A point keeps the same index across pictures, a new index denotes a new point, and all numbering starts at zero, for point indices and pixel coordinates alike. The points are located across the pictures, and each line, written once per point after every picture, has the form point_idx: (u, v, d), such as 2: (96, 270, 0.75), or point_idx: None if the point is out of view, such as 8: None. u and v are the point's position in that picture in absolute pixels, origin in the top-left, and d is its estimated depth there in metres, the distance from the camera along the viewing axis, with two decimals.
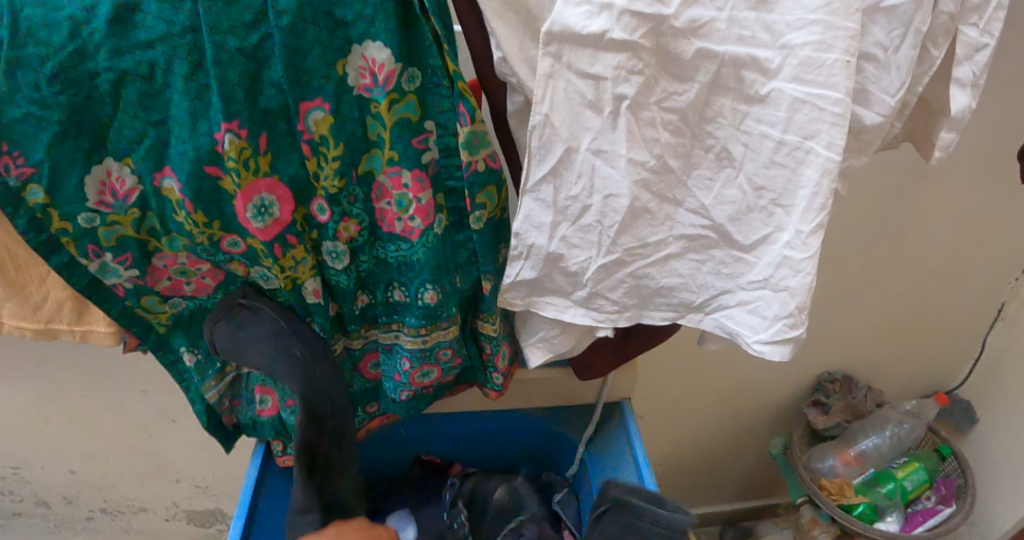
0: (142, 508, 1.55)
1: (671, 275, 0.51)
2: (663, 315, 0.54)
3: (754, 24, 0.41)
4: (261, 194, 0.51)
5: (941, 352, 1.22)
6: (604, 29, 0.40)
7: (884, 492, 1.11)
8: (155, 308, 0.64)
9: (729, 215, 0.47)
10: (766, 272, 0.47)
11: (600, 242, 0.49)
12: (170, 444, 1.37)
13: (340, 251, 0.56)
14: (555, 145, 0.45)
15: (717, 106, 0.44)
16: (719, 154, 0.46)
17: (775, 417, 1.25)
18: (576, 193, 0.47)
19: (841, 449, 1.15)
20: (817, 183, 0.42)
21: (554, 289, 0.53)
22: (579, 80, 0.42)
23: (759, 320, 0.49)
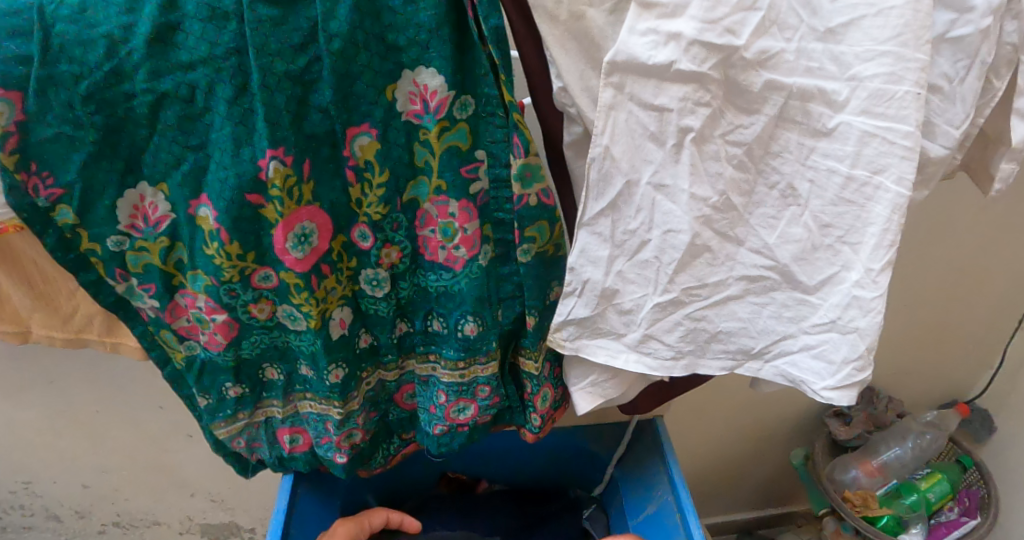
0: (155, 522, 1.54)
1: (730, 319, 0.51)
2: (721, 364, 0.54)
3: (821, 56, 0.41)
4: (303, 222, 0.50)
5: (961, 362, 1.22)
6: (671, 59, 0.39)
7: (907, 504, 1.11)
8: (172, 346, 0.63)
9: (793, 255, 0.47)
10: (833, 313, 0.48)
11: (657, 279, 0.49)
12: (186, 458, 1.37)
13: (381, 278, 0.55)
14: (614, 178, 0.44)
15: (783, 140, 0.44)
16: (784, 192, 0.46)
17: (794, 428, 1.25)
18: (634, 227, 0.46)
19: (864, 460, 1.16)
20: (887, 219, 0.43)
21: (605, 330, 0.52)
22: (643, 112, 0.42)
23: (826, 365, 0.50)
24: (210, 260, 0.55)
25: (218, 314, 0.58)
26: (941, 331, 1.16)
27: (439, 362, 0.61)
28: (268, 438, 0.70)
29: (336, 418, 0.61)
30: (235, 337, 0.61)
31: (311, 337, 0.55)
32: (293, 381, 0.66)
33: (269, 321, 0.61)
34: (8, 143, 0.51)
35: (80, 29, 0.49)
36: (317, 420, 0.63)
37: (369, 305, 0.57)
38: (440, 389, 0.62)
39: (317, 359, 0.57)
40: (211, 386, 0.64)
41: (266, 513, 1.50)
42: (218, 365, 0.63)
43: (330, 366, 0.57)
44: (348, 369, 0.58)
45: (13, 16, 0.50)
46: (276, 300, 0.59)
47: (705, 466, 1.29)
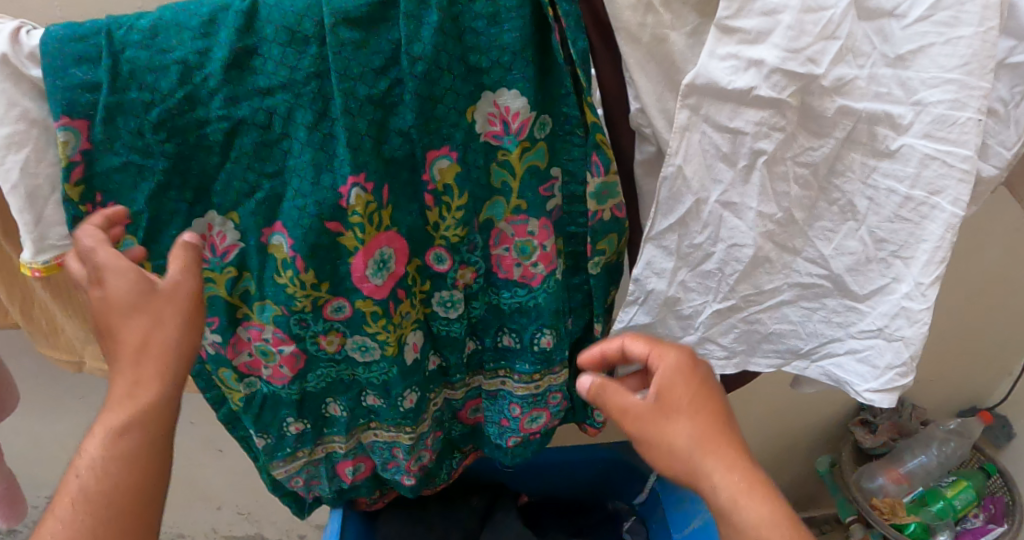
0: (179, 535, 1.55)
1: (782, 321, 0.54)
2: (769, 362, 0.56)
3: (890, 81, 0.43)
4: (382, 248, 0.52)
5: (982, 370, 1.24)
6: (751, 85, 0.41)
7: (934, 512, 1.13)
8: (231, 384, 0.65)
9: (847, 266, 0.49)
10: (880, 321, 0.49)
11: (718, 287, 0.51)
12: (214, 471, 1.38)
13: (455, 300, 0.59)
14: (684, 197, 0.46)
15: (847, 160, 0.46)
16: (844, 207, 0.48)
17: (819, 436, 1.27)
18: (700, 241, 0.49)
19: (889, 468, 1.17)
20: (941, 237, 0.44)
21: (663, 333, 0.55)
22: (716, 133, 0.44)
23: (870, 369, 0.51)
24: (283, 289, 0.56)
25: (285, 345, 0.60)
26: (962, 339, 1.18)
27: (512, 376, 0.66)
28: (328, 469, 0.75)
29: (405, 443, 0.69)
30: (302, 369, 0.63)
31: (386, 366, 0.61)
32: (358, 414, 0.69)
33: (338, 353, 0.62)
34: (72, 175, 0.50)
35: (151, 57, 0.48)
36: (385, 446, 0.72)
37: (441, 326, 0.61)
38: (513, 402, 0.67)
39: (390, 388, 0.63)
40: (271, 423, 0.68)
41: (292, 525, 1.51)
42: (281, 399, 0.66)
43: (404, 392, 0.63)
44: (420, 392, 0.65)
45: (81, 40, 0.48)
46: (346, 332, 0.60)
47: None
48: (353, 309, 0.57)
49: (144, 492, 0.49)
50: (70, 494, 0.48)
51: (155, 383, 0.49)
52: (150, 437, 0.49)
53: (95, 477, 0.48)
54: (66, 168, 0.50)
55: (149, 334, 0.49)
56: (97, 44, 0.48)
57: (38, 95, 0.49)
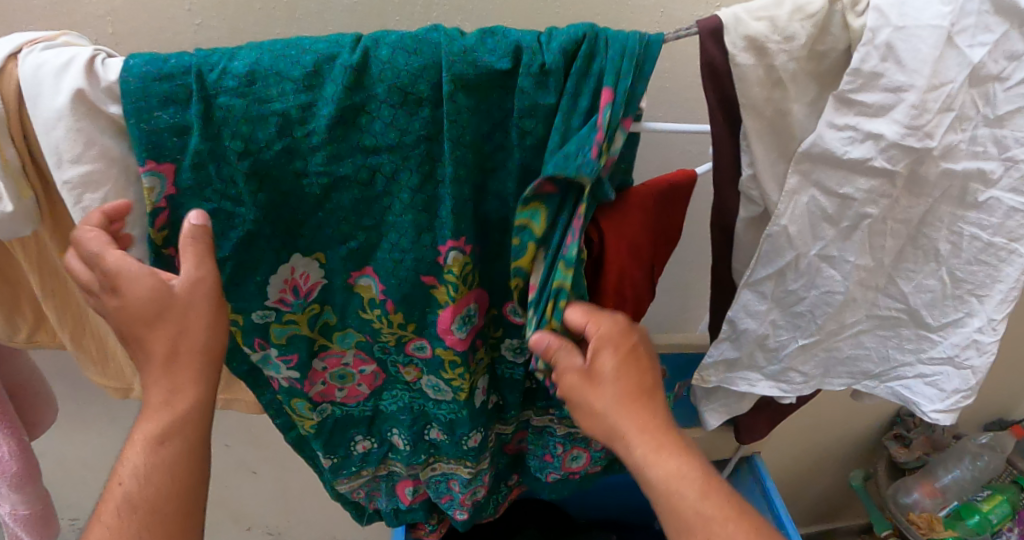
0: None
1: (857, 347, 0.55)
2: (841, 382, 0.57)
3: (987, 141, 0.44)
4: (470, 305, 0.54)
5: (1012, 383, 1.25)
6: (867, 156, 0.42)
7: (969, 526, 1.14)
8: (304, 412, 0.65)
9: (925, 302, 0.51)
10: (950, 350, 0.52)
11: (807, 325, 0.52)
12: (246, 493, 1.37)
13: (523, 346, 0.62)
14: (785, 252, 0.47)
15: (938, 212, 0.47)
16: (926, 251, 0.49)
17: (852, 450, 1.28)
18: (794, 287, 0.50)
19: (924, 482, 1.19)
20: (1016, 278, 0.47)
21: (749, 365, 0.56)
22: (825, 197, 0.45)
23: (937, 392, 0.54)
24: (368, 324, 0.58)
25: (366, 367, 0.62)
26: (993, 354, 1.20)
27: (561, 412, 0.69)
28: (387, 490, 0.77)
29: (463, 476, 0.71)
30: (377, 388, 0.65)
31: (456, 408, 0.62)
32: (419, 449, 0.70)
33: (414, 383, 0.63)
34: (159, 219, 0.49)
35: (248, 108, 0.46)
36: (441, 479, 0.73)
37: (506, 370, 0.64)
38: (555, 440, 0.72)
39: (456, 426, 0.65)
40: (340, 442, 0.69)
41: None
42: (349, 420, 0.68)
43: (470, 432, 0.65)
44: (484, 432, 0.66)
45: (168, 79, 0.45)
46: (422, 369, 0.61)
47: None
48: (433, 354, 0.58)
49: (191, 486, 0.50)
50: (116, 499, 0.48)
51: (191, 390, 0.49)
52: (191, 445, 0.50)
53: (140, 483, 0.48)
54: (154, 214, 0.49)
55: (176, 341, 0.48)
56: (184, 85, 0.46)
57: (117, 131, 0.47)
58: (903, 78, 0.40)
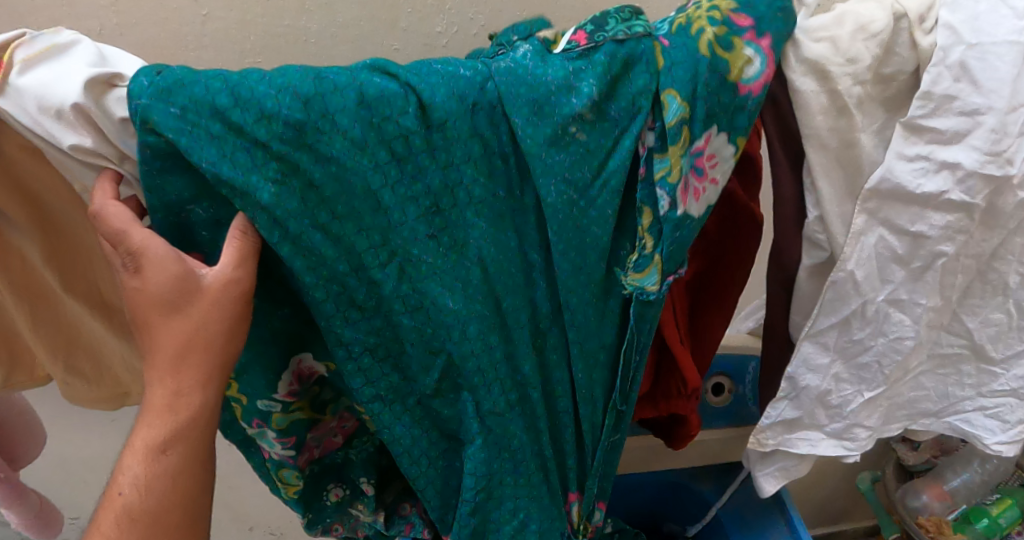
0: None
1: (917, 389, 0.53)
2: (900, 425, 0.55)
3: None
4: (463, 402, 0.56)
5: None
6: (943, 189, 0.40)
7: (979, 529, 1.13)
8: (289, 482, 0.56)
9: (990, 336, 0.50)
10: (1015, 382, 0.51)
11: (875, 379, 0.47)
12: (249, 493, 1.36)
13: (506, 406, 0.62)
14: (850, 299, 0.43)
15: (1010, 245, 0.45)
16: (996, 286, 0.47)
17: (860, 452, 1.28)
18: (860, 336, 0.45)
19: (933, 485, 1.19)
20: None
21: (808, 423, 0.50)
22: (895, 237, 0.42)
23: (1000, 423, 0.53)
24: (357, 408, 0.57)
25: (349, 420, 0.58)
26: None
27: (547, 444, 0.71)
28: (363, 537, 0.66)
29: None
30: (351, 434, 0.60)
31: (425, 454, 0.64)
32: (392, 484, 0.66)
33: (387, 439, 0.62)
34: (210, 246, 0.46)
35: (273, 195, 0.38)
36: None
37: None
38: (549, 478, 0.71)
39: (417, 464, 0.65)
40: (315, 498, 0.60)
41: None
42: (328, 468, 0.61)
43: None
44: None
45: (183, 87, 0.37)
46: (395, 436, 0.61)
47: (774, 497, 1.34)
48: None
49: (195, 491, 0.44)
50: (116, 511, 0.43)
51: (199, 383, 0.42)
52: (197, 452, 0.43)
53: (141, 494, 0.42)
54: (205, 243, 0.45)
55: (192, 334, 0.41)
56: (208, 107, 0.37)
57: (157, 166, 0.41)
58: (980, 100, 0.39)
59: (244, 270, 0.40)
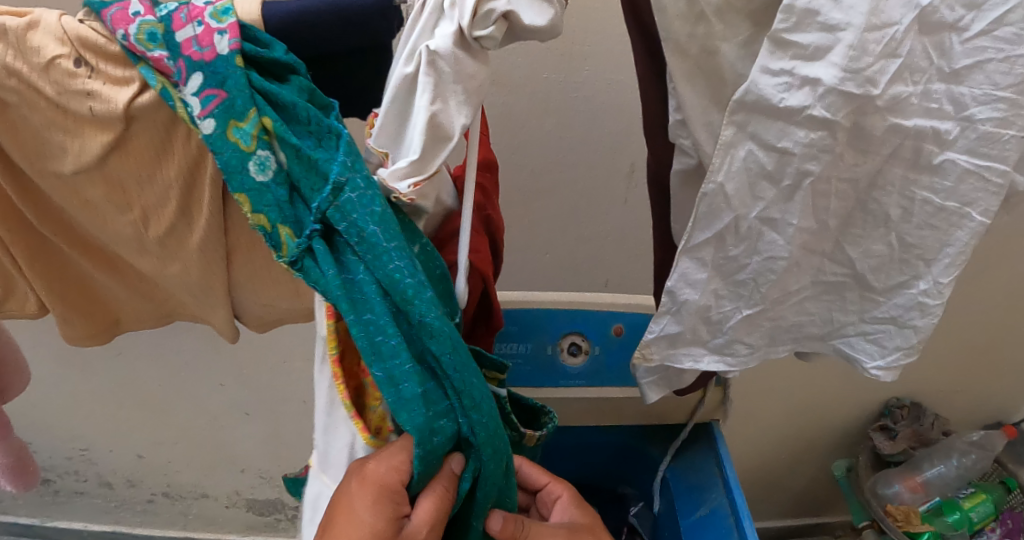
0: (205, 495, 1.66)
1: (801, 313, 0.53)
2: (787, 347, 0.55)
3: (942, 97, 0.40)
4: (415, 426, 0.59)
5: (1011, 383, 1.22)
6: (804, 104, 0.39)
7: (950, 522, 1.13)
8: None
9: (871, 267, 0.48)
10: (894, 311, 0.49)
11: (751, 295, 0.49)
12: (238, 436, 1.45)
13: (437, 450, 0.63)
14: (722, 213, 0.44)
15: (889, 175, 0.44)
16: (879, 218, 0.46)
17: (836, 438, 1.30)
18: (735, 253, 0.47)
19: (907, 475, 1.18)
20: (964, 242, 0.43)
21: (693, 339, 0.53)
22: (762, 152, 0.42)
23: (879, 349, 0.51)
24: None
25: None
26: (990, 355, 1.17)
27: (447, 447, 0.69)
28: None
29: None
30: None
31: None
32: None
33: None
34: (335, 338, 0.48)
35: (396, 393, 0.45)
36: None
37: None
38: None
39: None
40: None
41: None
42: None
43: None
44: None
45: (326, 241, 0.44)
46: None
47: (749, 475, 1.37)
48: None
49: None
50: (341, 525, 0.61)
51: None
52: None
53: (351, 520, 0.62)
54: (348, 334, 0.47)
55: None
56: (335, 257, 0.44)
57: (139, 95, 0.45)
58: (840, 15, 0.37)
59: (446, 513, 0.50)
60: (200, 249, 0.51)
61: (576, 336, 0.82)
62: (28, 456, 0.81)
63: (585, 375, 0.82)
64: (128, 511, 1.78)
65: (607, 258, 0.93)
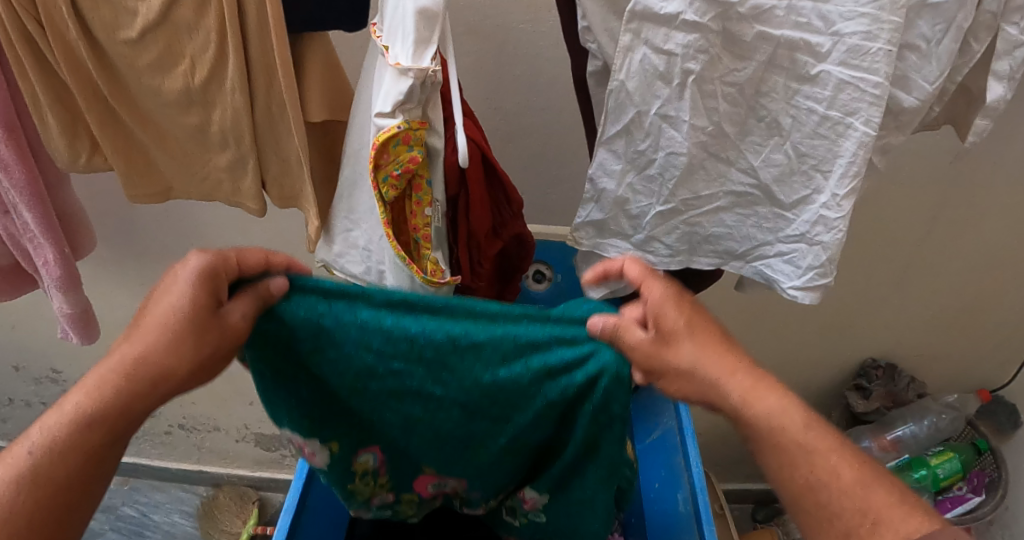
0: (217, 428, 1.78)
1: (718, 226, 0.56)
2: (709, 261, 0.59)
3: (810, 12, 0.44)
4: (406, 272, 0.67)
5: (989, 353, 1.22)
6: (679, 11, 0.44)
7: (914, 477, 1.16)
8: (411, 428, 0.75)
9: (774, 177, 0.51)
10: (802, 228, 0.52)
11: (661, 192, 0.53)
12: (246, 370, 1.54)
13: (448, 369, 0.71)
14: (627, 109, 0.49)
15: (770, 83, 0.47)
16: (770, 124, 0.49)
17: (813, 399, 1.33)
18: (643, 148, 0.51)
19: (878, 433, 1.21)
20: (852, 153, 0.47)
21: (615, 231, 0.58)
22: (654, 56, 0.46)
23: (794, 269, 0.55)
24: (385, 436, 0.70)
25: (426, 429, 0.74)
26: (967, 322, 1.17)
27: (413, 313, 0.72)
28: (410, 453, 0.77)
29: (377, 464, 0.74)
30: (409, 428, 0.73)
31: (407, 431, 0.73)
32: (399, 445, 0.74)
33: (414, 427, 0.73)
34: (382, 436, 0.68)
35: (322, 310, 0.51)
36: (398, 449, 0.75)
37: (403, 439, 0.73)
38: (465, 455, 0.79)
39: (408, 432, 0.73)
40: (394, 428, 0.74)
41: None
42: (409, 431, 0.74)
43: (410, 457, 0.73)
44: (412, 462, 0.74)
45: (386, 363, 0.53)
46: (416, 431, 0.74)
47: (728, 431, 1.41)
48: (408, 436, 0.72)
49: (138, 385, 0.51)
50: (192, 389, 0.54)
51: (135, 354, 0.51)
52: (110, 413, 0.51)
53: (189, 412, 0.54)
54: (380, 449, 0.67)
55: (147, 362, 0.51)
56: (543, 506, 0.67)
57: None
58: None
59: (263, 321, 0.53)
60: (229, 90, 0.67)
61: (540, 264, 0.86)
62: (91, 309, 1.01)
63: (547, 299, 0.87)
64: (147, 443, 1.91)
65: (575, 201, 0.98)
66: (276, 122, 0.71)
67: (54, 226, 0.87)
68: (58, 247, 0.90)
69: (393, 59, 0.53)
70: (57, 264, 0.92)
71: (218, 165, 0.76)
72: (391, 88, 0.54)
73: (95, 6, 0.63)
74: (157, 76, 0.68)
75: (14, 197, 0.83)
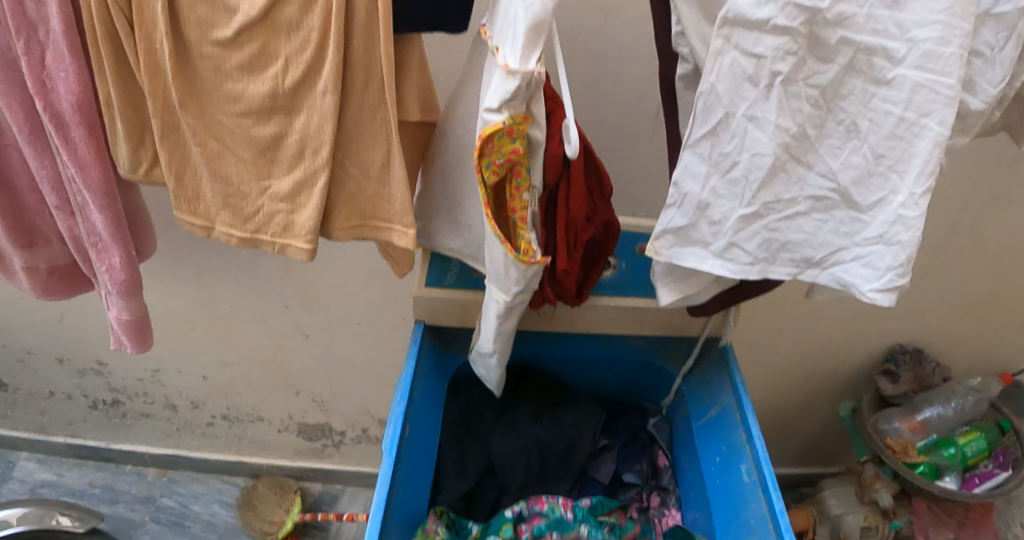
0: (260, 419, 1.85)
1: (797, 232, 0.60)
2: (787, 270, 0.62)
3: (886, 21, 0.50)
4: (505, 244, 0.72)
5: (1013, 339, 1.28)
6: (770, 16, 0.50)
7: (943, 455, 1.22)
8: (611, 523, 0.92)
9: (852, 179, 0.57)
10: (881, 229, 0.57)
11: (743, 194, 0.59)
12: (296, 359, 1.61)
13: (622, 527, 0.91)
14: (716, 110, 0.55)
15: (850, 85, 0.54)
16: (848, 126, 0.55)
17: (844, 384, 1.39)
18: (728, 150, 0.57)
19: (907, 416, 1.26)
20: (929, 152, 0.52)
21: (696, 239, 0.63)
22: (744, 58, 0.53)
23: (873, 271, 0.58)
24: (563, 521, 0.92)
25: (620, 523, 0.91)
26: (993, 310, 1.23)
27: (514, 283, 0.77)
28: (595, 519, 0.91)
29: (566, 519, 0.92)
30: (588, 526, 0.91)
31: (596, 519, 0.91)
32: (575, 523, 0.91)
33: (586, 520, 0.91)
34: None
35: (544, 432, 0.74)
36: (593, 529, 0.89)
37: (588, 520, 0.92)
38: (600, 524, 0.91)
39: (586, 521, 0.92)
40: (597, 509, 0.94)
41: (357, 417, 1.77)
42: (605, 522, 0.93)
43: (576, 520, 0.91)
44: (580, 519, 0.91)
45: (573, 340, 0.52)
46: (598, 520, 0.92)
47: (762, 416, 1.47)
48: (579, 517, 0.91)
49: None
50: None
51: None
52: None
53: None
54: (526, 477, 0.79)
55: None
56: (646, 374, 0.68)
57: None
58: None
59: None
60: (321, 93, 0.72)
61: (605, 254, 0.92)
62: (146, 320, 1.03)
63: (613, 286, 0.92)
64: (189, 434, 1.98)
65: (629, 196, 1.04)
66: (365, 128, 0.76)
67: (122, 230, 0.91)
68: (125, 249, 0.93)
69: (503, 60, 0.59)
70: (121, 269, 0.95)
71: (278, 192, 0.81)
72: (499, 85, 0.59)
73: (195, 5, 0.69)
74: (244, 78, 0.73)
75: (88, 196, 0.87)
